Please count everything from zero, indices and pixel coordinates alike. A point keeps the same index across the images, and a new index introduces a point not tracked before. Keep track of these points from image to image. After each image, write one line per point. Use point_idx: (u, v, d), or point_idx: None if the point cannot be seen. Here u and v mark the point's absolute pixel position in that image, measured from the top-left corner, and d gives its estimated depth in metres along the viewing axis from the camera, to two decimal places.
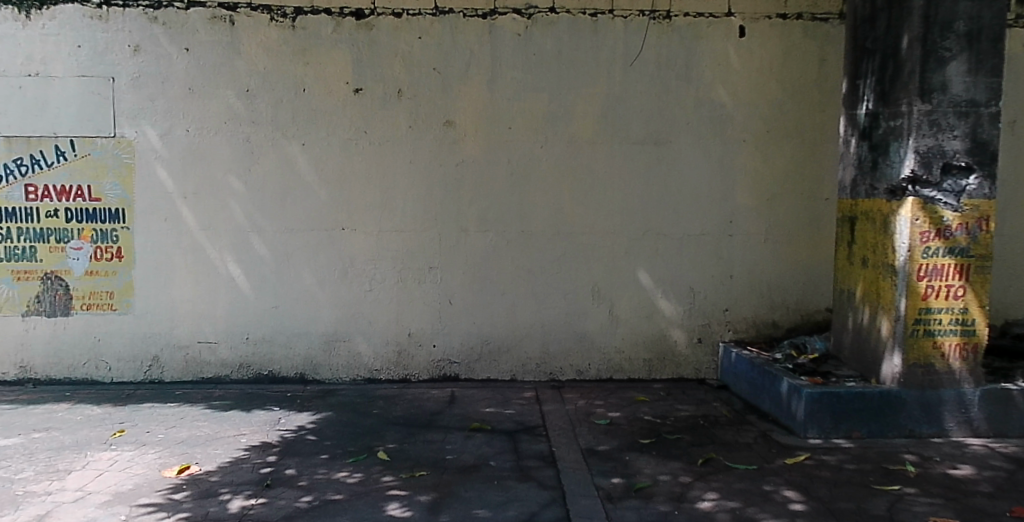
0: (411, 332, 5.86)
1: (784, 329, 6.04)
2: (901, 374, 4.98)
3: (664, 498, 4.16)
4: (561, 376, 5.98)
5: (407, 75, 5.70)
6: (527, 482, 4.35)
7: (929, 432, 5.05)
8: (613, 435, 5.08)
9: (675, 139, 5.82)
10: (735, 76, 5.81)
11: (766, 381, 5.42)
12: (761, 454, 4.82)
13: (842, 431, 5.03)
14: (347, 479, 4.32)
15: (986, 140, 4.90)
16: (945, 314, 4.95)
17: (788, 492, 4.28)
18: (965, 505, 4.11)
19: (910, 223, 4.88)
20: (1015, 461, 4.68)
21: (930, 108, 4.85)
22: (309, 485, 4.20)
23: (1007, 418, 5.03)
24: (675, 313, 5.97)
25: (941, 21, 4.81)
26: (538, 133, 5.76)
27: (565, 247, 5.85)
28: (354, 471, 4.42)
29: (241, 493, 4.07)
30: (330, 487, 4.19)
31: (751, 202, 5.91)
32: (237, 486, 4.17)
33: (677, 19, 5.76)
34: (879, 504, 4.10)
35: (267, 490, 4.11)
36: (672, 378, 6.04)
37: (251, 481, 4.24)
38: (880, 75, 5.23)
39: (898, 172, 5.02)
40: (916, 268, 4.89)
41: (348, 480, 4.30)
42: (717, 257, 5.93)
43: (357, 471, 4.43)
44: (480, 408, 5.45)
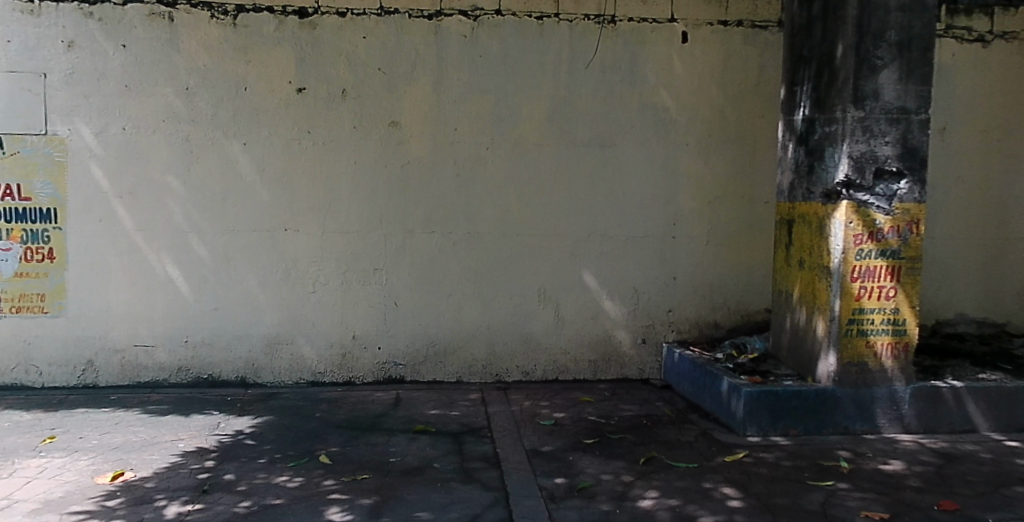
0: (356, 334, 5.80)
1: (724, 329, 6.15)
2: (836, 373, 5.13)
3: (606, 498, 4.20)
4: (507, 377, 5.99)
5: (351, 74, 5.66)
6: (471, 484, 4.35)
7: (862, 428, 5.20)
8: (558, 436, 5.12)
9: (620, 142, 5.88)
10: (678, 81, 5.90)
11: (707, 381, 5.51)
12: (701, 452, 4.91)
13: (780, 428, 5.14)
14: (288, 483, 4.26)
15: (916, 146, 5.10)
16: (878, 314, 5.14)
17: (727, 489, 4.36)
18: (895, 499, 4.24)
19: (844, 226, 5.05)
20: (943, 457, 4.84)
21: (863, 114, 5.02)
22: (248, 490, 4.14)
23: (937, 415, 5.20)
24: (621, 314, 6.04)
25: (873, 30, 4.99)
26: (483, 135, 5.77)
27: (511, 248, 5.86)
28: (295, 475, 4.37)
29: (177, 499, 3.98)
30: (270, 491, 4.13)
31: (695, 204, 6.00)
32: (174, 492, 4.08)
33: (621, 24, 5.83)
34: (813, 500, 4.21)
35: (205, 496, 4.03)
36: (616, 379, 6.10)
37: (189, 487, 4.15)
38: (816, 82, 5.37)
39: (833, 177, 5.18)
40: (849, 269, 5.06)
41: (288, 484, 4.25)
42: (661, 259, 6.01)
43: (297, 475, 4.37)
44: (425, 410, 5.43)
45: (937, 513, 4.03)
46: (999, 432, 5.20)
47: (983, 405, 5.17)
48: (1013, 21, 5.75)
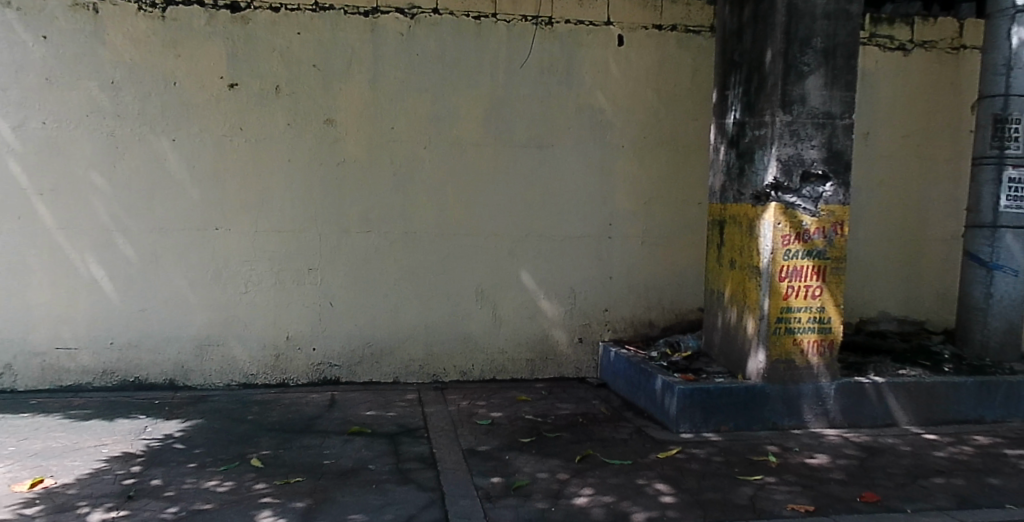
0: (290, 335, 5.72)
1: (659, 328, 6.25)
2: (765, 370, 5.28)
3: (542, 496, 4.23)
4: (444, 378, 5.98)
5: (285, 70, 5.58)
6: (406, 485, 4.32)
7: (790, 424, 5.35)
8: (494, 435, 5.13)
9: (558, 143, 5.93)
10: (614, 83, 5.98)
11: (642, 379, 5.59)
12: (635, 449, 4.98)
13: (711, 424, 5.26)
14: (218, 487, 4.16)
15: (841, 150, 5.29)
16: (804, 312, 5.30)
17: (660, 485, 4.44)
18: (820, 492, 4.38)
19: (773, 227, 5.20)
20: (865, 450, 5.01)
21: (791, 119, 5.18)
22: (175, 496, 4.03)
23: (860, 410, 5.37)
24: (558, 313, 6.08)
25: (801, 37, 5.14)
26: (421, 134, 5.75)
27: (448, 248, 5.85)
28: (225, 479, 4.28)
29: (100, 506, 3.86)
30: (199, 496, 4.03)
31: (630, 205, 6.09)
32: (97, 499, 3.94)
33: (558, 26, 5.87)
34: (742, 494, 4.32)
35: (130, 502, 3.91)
36: (553, 378, 6.14)
37: (113, 493, 4.02)
38: (746, 87, 5.51)
39: (762, 179, 5.32)
40: (777, 269, 5.22)
41: (218, 488, 4.15)
42: (597, 258, 6.08)
43: (228, 479, 4.28)
44: (360, 412, 5.38)
45: (859, 505, 4.17)
46: (918, 425, 5.37)
47: (903, 400, 5.35)
48: (931, 31, 5.99)
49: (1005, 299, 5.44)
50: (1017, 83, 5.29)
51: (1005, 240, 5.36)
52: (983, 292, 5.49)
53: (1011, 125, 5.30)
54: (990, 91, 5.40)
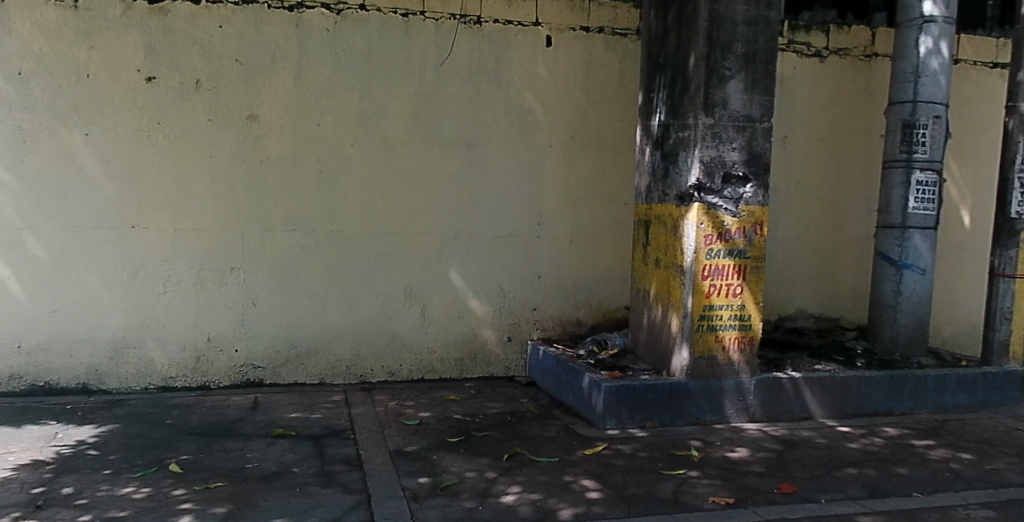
0: (211, 336, 5.59)
1: (587, 326, 6.34)
2: (688, 367, 5.40)
3: (469, 495, 4.23)
4: (372, 378, 5.93)
5: (206, 65, 5.45)
6: (332, 487, 4.26)
7: (712, 419, 5.49)
8: (421, 435, 5.10)
9: (487, 142, 5.95)
10: (543, 84, 6.03)
11: (569, 377, 5.65)
12: (563, 446, 5.03)
13: (637, 421, 5.35)
14: (134, 494, 4.02)
15: (760, 153, 5.46)
16: (726, 310, 5.45)
17: (586, 481, 4.49)
18: (740, 484, 4.51)
19: (696, 227, 5.32)
20: (783, 443, 5.18)
21: (712, 121, 5.32)
22: (87, 504, 3.88)
23: (779, 404, 5.54)
24: (487, 313, 6.10)
25: (722, 42, 5.29)
26: (347, 131, 5.72)
27: (376, 247, 5.81)
28: (142, 486, 4.14)
29: (5, 516, 3.68)
30: (113, 504, 3.89)
31: (559, 205, 6.16)
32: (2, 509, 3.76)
33: (487, 25, 5.90)
34: (666, 488, 4.42)
35: (38, 512, 3.74)
36: (482, 377, 6.16)
37: (20, 503, 3.84)
38: (670, 90, 5.63)
39: (685, 180, 5.44)
40: (700, 268, 5.34)
41: (134, 495, 4.01)
42: (526, 258, 6.12)
43: (144, 485, 4.14)
44: (285, 414, 5.28)
45: (776, 497, 4.31)
46: (833, 418, 5.57)
47: (819, 394, 5.54)
48: (845, 38, 6.24)
49: (913, 296, 5.67)
50: (924, 90, 5.48)
51: (913, 240, 5.57)
52: (893, 289, 5.71)
53: (919, 130, 5.47)
54: (899, 97, 5.59)
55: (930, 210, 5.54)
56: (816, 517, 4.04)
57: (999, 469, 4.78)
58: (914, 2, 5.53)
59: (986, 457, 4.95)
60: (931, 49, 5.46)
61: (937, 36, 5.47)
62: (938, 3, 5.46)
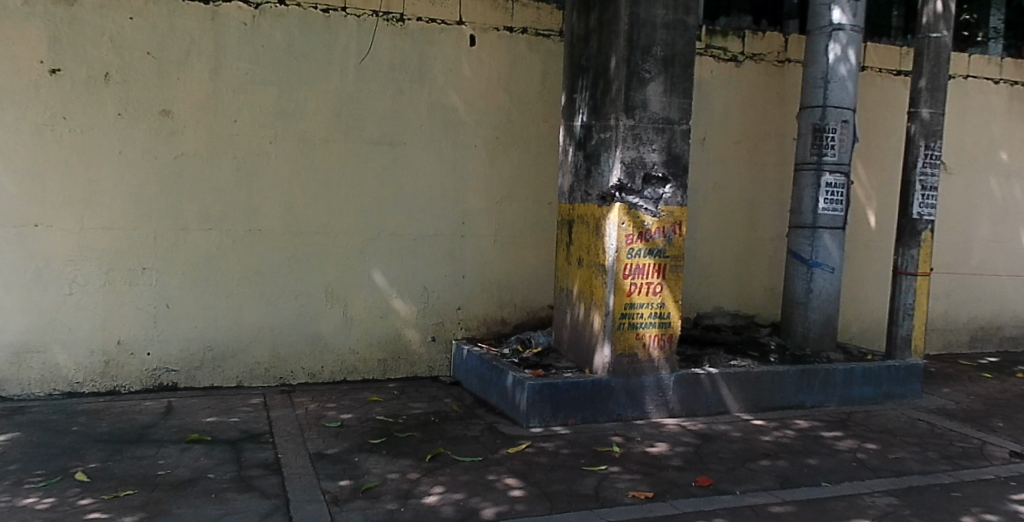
0: (121, 339, 5.40)
1: (511, 325, 6.40)
2: (610, 364, 5.49)
3: (391, 496, 4.19)
4: (292, 380, 5.85)
5: (116, 57, 5.25)
6: (249, 492, 4.15)
7: (633, 415, 5.59)
8: (343, 438, 5.03)
9: (409, 141, 5.96)
10: (467, 83, 6.08)
11: (493, 376, 5.67)
12: (486, 445, 5.04)
13: (559, 418, 5.40)
14: (35, 505, 3.83)
15: (679, 154, 5.59)
16: (646, 308, 5.57)
17: (509, 479, 4.51)
18: (659, 478, 4.61)
19: (617, 227, 5.41)
20: (701, 437, 5.32)
21: (633, 123, 5.41)
22: None
23: (697, 399, 5.69)
24: (410, 313, 6.10)
25: (642, 46, 5.39)
26: (266, 128, 5.62)
27: (296, 246, 5.75)
28: (44, 496, 3.94)
29: None
30: (12, 516, 3.69)
31: (483, 204, 6.20)
32: None
33: (410, 23, 5.90)
34: (587, 484, 4.47)
35: None
36: (406, 377, 6.14)
37: None
38: (592, 91, 5.71)
39: (607, 180, 5.52)
40: (621, 267, 5.43)
41: (36, 506, 3.82)
42: (450, 257, 6.15)
43: (47, 495, 3.94)
44: (200, 418, 5.14)
45: (693, 489, 4.43)
46: (748, 412, 5.75)
47: (734, 389, 5.70)
48: (760, 44, 6.44)
49: (822, 293, 5.89)
50: (833, 95, 5.67)
51: (823, 239, 5.79)
52: (804, 287, 5.93)
53: (828, 134, 5.67)
54: (810, 102, 5.77)
55: (838, 210, 5.77)
56: (730, 509, 4.16)
57: (901, 458, 5.03)
58: (824, 10, 5.71)
59: (889, 447, 5.20)
60: (839, 56, 5.65)
61: (845, 43, 5.66)
62: (846, 12, 5.65)
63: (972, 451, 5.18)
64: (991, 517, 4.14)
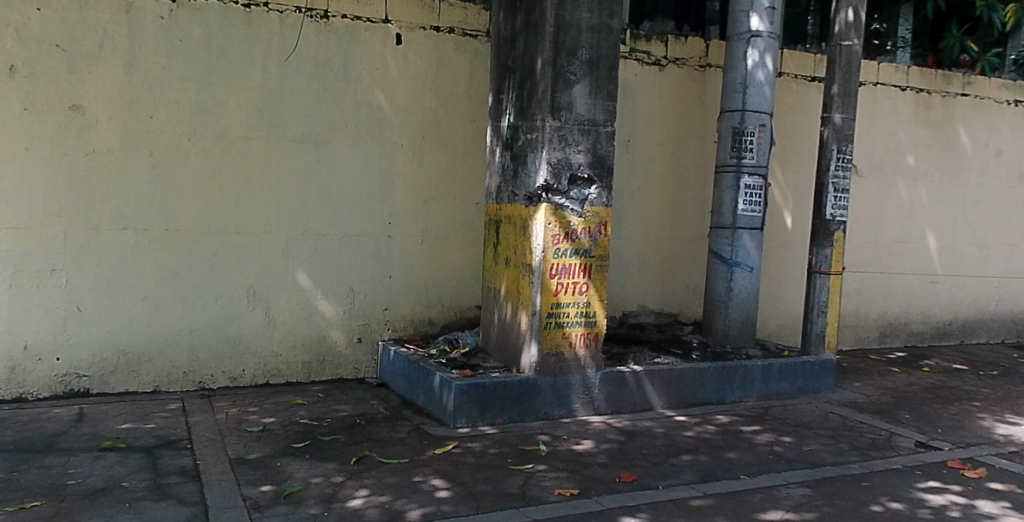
0: (27, 345, 5.15)
1: (438, 325, 6.44)
2: (536, 363, 5.52)
3: (315, 501, 4.08)
4: (212, 384, 5.71)
5: (22, 48, 5.00)
6: (166, 500, 3.97)
7: (560, 413, 5.64)
8: (265, 442, 4.92)
9: (334, 140, 5.92)
10: (393, 82, 6.09)
11: (420, 377, 5.64)
12: (412, 447, 5.00)
13: (487, 418, 5.40)
14: None
15: (604, 155, 5.68)
16: (573, 307, 5.63)
17: (436, 480, 4.47)
18: (584, 476, 4.65)
19: (544, 226, 5.45)
20: (625, 434, 5.41)
21: (559, 124, 5.46)
22: None
23: (622, 397, 5.78)
24: (335, 313, 6.05)
25: (568, 48, 5.44)
26: (184, 124, 5.46)
27: (216, 246, 5.62)
28: None
29: None
30: None
31: (410, 204, 6.22)
32: None
33: (334, 20, 5.87)
34: (514, 483, 4.48)
35: None
36: (332, 379, 6.09)
37: None
38: (518, 92, 5.74)
39: (533, 181, 5.56)
40: (548, 267, 5.47)
41: None
42: (376, 257, 6.14)
43: None
44: (113, 425, 4.93)
45: (618, 485, 4.49)
46: (671, 408, 5.87)
47: (658, 386, 5.82)
48: (682, 49, 6.59)
49: (742, 291, 6.07)
50: (751, 100, 5.84)
51: (742, 240, 5.96)
52: (725, 287, 6.09)
53: (747, 137, 5.84)
54: (730, 106, 5.93)
55: (757, 212, 5.96)
56: (653, 504, 4.23)
57: (815, 450, 5.22)
58: (743, 17, 5.87)
59: (804, 439, 5.39)
60: (757, 62, 5.82)
61: (763, 50, 5.84)
62: (764, 19, 5.83)
63: (880, 442, 5.42)
64: (897, 505, 4.33)
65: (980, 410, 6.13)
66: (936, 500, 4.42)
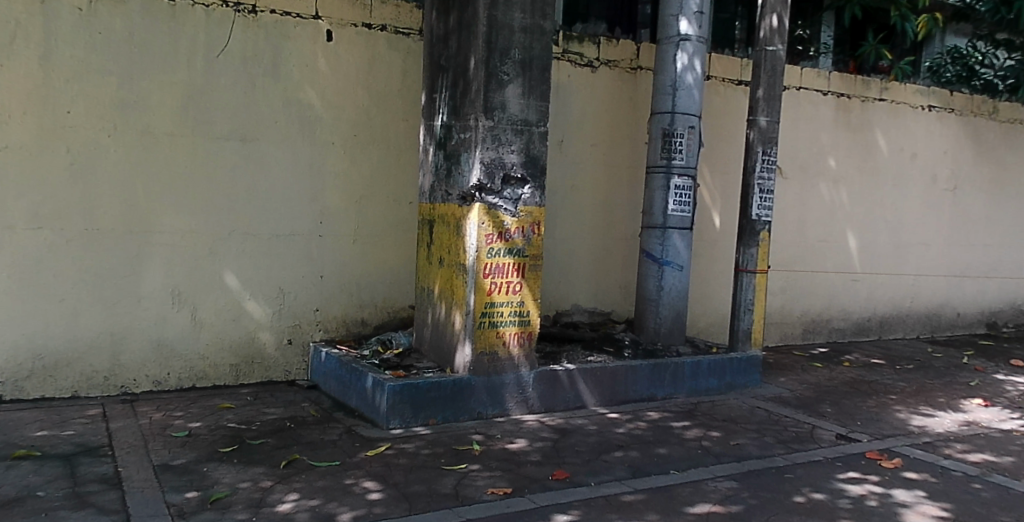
0: None
1: (371, 326, 6.39)
2: (470, 363, 5.52)
3: (242, 506, 3.97)
4: (135, 389, 5.53)
5: None
6: (84, 509, 3.80)
7: (493, 412, 5.64)
8: (190, 447, 4.77)
9: (263, 138, 5.81)
10: (324, 79, 6.02)
11: (352, 378, 5.58)
12: (344, 450, 4.92)
13: (420, 419, 5.35)
14: None
15: (536, 155, 5.72)
16: (506, 307, 5.65)
17: (368, 483, 4.41)
18: (517, 475, 4.67)
19: (478, 226, 5.44)
20: (559, 432, 5.45)
21: (492, 124, 5.46)
22: None
23: (555, 395, 5.83)
24: (264, 315, 5.94)
25: (500, 48, 5.44)
26: (105, 120, 5.28)
27: (139, 246, 5.44)
28: None
29: None
30: None
31: (341, 204, 6.17)
32: None
33: (263, 15, 5.76)
34: (447, 483, 4.46)
35: None
36: (261, 382, 5.98)
37: None
38: (452, 92, 5.73)
39: (467, 180, 5.55)
40: (481, 267, 5.47)
41: None
42: (307, 257, 6.06)
43: None
44: (28, 433, 4.71)
45: (550, 483, 4.52)
46: (603, 406, 5.95)
47: (590, 384, 5.89)
48: (614, 51, 6.68)
49: (672, 290, 6.20)
50: (681, 102, 5.96)
51: (672, 239, 6.09)
52: (656, 285, 6.20)
53: (676, 139, 5.96)
54: (660, 108, 6.04)
55: (686, 212, 6.10)
56: (585, 501, 4.27)
57: (742, 444, 5.36)
58: (672, 21, 5.98)
59: (731, 434, 5.54)
60: (686, 65, 5.94)
61: (691, 54, 5.96)
62: (692, 23, 5.94)
63: (803, 435, 5.60)
64: (819, 496, 4.48)
65: (896, 403, 6.41)
66: (855, 490, 4.58)
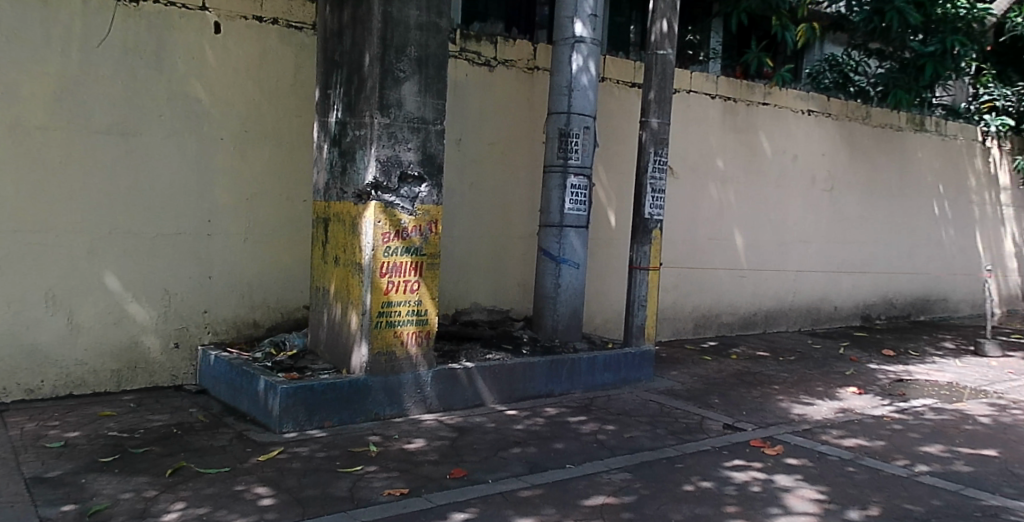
0: None
1: (264, 328, 6.25)
2: (367, 364, 5.46)
3: (123, 518, 3.77)
4: (5, 398, 5.19)
5: None
6: None
7: (391, 412, 5.60)
8: (66, 458, 4.51)
9: (146, 133, 5.57)
10: (211, 73, 5.81)
11: (243, 381, 5.41)
12: (234, 455, 4.77)
13: (315, 421, 5.23)
14: None
15: (434, 153, 5.70)
16: (403, 306, 5.62)
17: (259, 488, 4.28)
18: (414, 475, 4.64)
19: (373, 225, 5.37)
20: (457, 430, 5.46)
21: (388, 122, 5.41)
22: None
23: (453, 393, 5.83)
24: (149, 318, 5.71)
25: (394, 45, 5.39)
26: None
27: (8, 246, 5.11)
28: None
29: None
30: None
31: (230, 202, 5.99)
32: None
33: (144, 4, 5.50)
34: (342, 486, 4.38)
35: None
36: (145, 388, 5.74)
37: None
38: (346, 87, 5.63)
39: (362, 178, 5.47)
40: (378, 266, 5.41)
41: None
42: (194, 257, 5.86)
43: None
44: None
45: (447, 482, 4.51)
46: (502, 403, 6.01)
47: (489, 381, 5.93)
48: (511, 50, 6.74)
49: (569, 288, 6.33)
50: (576, 103, 6.08)
51: (569, 238, 6.20)
52: (553, 283, 6.30)
53: (573, 138, 6.07)
54: (556, 108, 6.13)
55: (583, 211, 6.22)
56: (482, 498, 4.29)
57: (636, 436, 5.53)
58: (567, 23, 6.07)
59: (625, 427, 5.70)
60: (581, 67, 6.05)
61: (586, 55, 6.07)
62: (587, 26, 6.05)
63: (693, 426, 5.83)
64: (707, 484, 4.66)
65: (778, 393, 6.75)
66: (740, 477, 4.80)
